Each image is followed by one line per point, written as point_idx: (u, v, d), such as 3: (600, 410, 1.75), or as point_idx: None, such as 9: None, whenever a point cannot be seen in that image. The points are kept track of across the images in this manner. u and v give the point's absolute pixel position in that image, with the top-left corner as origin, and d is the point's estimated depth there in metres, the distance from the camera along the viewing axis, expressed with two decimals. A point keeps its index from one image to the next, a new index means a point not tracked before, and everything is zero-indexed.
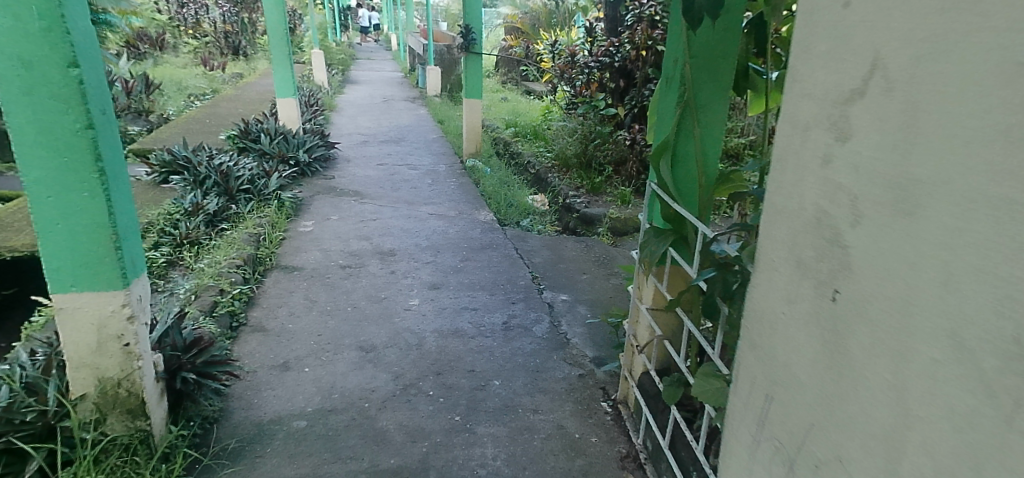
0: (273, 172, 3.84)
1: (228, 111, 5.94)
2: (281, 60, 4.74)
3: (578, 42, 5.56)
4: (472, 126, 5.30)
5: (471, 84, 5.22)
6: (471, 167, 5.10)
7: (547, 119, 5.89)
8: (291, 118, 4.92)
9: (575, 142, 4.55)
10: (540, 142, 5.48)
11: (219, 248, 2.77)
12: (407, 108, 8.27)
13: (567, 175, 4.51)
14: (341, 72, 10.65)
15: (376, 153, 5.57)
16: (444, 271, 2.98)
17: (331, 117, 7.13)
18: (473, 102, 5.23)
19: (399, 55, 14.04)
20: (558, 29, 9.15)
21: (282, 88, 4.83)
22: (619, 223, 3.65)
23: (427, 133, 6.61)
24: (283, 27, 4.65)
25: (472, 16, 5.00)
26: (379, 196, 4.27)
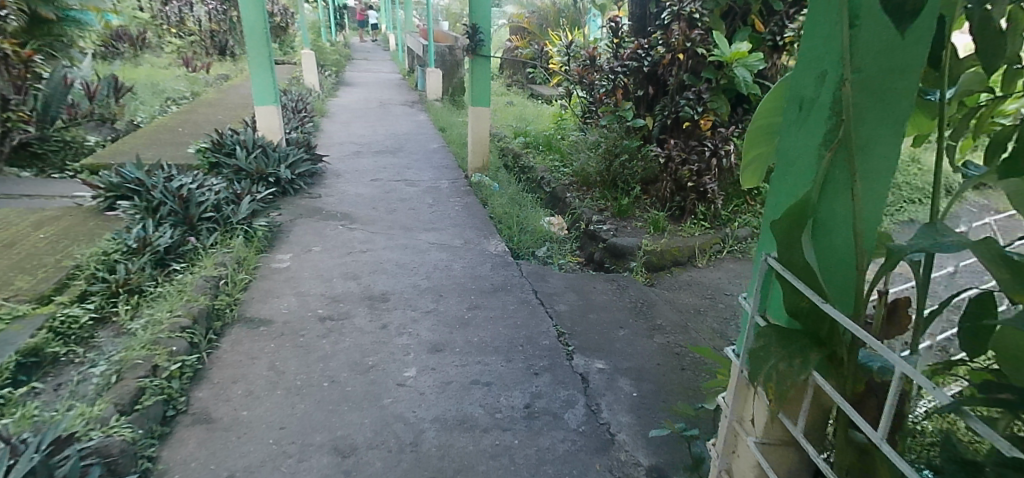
0: (245, 196, 3.29)
1: (204, 122, 5.39)
2: (261, 64, 4.22)
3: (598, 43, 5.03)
4: (478, 139, 4.75)
5: (478, 91, 4.65)
6: (479, 184, 4.56)
7: (561, 130, 5.39)
8: (271, 128, 4.44)
9: (597, 157, 4.05)
10: (555, 154, 4.95)
11: (164, 299, 2.22)
12: (405, 114, 7.71)
13: (589, 198, 3.99)
14: (334, 74, 10.11)
15: (370, 168, 5.01)
16: (447, 324, 2.40)
17: (321, 124, 6.61)
18: (481, 111, 4.68)
19: (398, 56, 13.52)
20: (567, 31, 8.61)
21: (260, 94, 4.31)
22: (655, 256, 3.13)
23: (428, 142, 6.05)
24: (263, 28, 4.13)
25: (479, 15, 4.43)
26: (371, 220, 3.70)
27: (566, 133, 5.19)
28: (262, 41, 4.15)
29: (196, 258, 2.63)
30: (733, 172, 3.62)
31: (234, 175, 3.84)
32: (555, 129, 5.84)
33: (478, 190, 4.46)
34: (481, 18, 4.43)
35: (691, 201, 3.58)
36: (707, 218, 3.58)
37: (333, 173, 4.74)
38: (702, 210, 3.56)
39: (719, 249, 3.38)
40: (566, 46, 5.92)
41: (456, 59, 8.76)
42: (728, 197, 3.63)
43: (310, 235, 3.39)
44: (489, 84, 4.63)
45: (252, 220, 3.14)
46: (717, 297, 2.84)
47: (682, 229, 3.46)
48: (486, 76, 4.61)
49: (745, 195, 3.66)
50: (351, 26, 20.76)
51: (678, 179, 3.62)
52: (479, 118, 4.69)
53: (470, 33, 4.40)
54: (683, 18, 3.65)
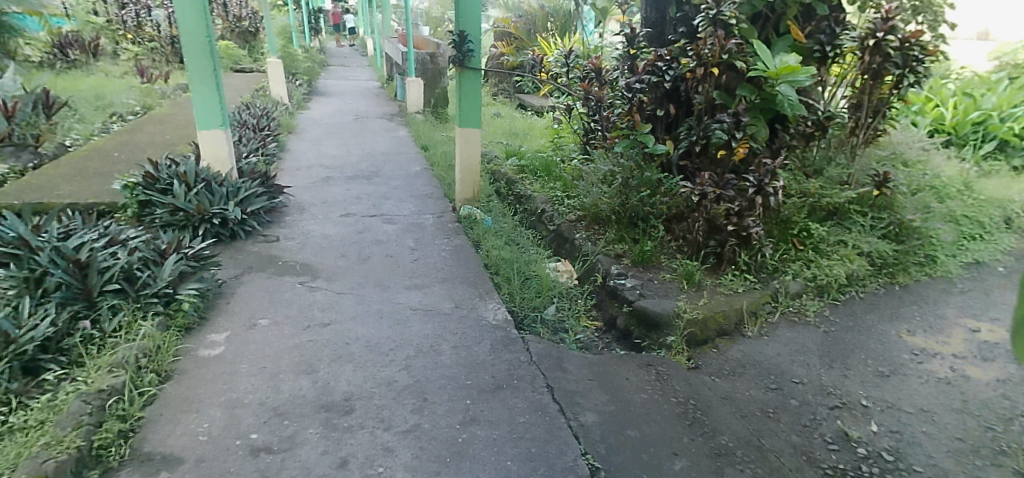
0: (173, 253, 2.58)
1: (147, 146, 4.66)
2: (204, 80, 3.54)
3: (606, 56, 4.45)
4: (466, 165, 4.10)
5: (467, 110, 3.95)
6: (470, 223, 3.92)
7: (564, 152, 4.81)
8: (219, 156, 3.72)
9: (610, 189, 3.44)
10: (557, 181, 4.32)
11: (13, 442, 1.54)
12: (383, 130, 7.02)
13: (602, 239, 3.36)
14: (306, 84, 9.39)
15: (341, 199, 4.34)
16: (433, 455, 1.72)
17: (289, 144, 5.94)
18: (472, 133, 4.02)
19: (376, 62, 12.85)
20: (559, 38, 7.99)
21: (204, 116, 3.61)
22: (697, 326, 2.52)
23: (408, 165, 5.39)
24: (205, 36, 3.47)
25: (467, 20, 3.75)
26: (339, 273, 3.03)
27: (572, 157, 4.57)
28: (204, 51, 3.49)
29: (84, 356, 1.94)
30: (779, 211, 2.99)
31: (169, 218, 3.26)
32: (554, 151, 5.19)
33: (469, 230, 3.83)
34: (469, 27, 3.77)
35: (729, 247, 2.93)
36: (749, 268, 2.94)
37: (296, 209, 4.04)
38: (743, 259, 2.93)
39: (768, 310, 2.77)
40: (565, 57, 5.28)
41: (439, 67, 8.01)
42: (773, 240, 2.99)
43: (258, 302, 2.69)
44: (480, 101, 3.95)
45: (179, 287, 2.43)
46: (786, 389, 2.21)
47: (721, 283, 2.83)
48: (476, 91, 3.92)
49: (791, 238, 3.02)
50: (326, 29, 19.98)
51: (712, 219, 2.97)
52: (468, 141, 4.03)
53: (455, 42, 3.73)
54: (720, 24, 2.95)
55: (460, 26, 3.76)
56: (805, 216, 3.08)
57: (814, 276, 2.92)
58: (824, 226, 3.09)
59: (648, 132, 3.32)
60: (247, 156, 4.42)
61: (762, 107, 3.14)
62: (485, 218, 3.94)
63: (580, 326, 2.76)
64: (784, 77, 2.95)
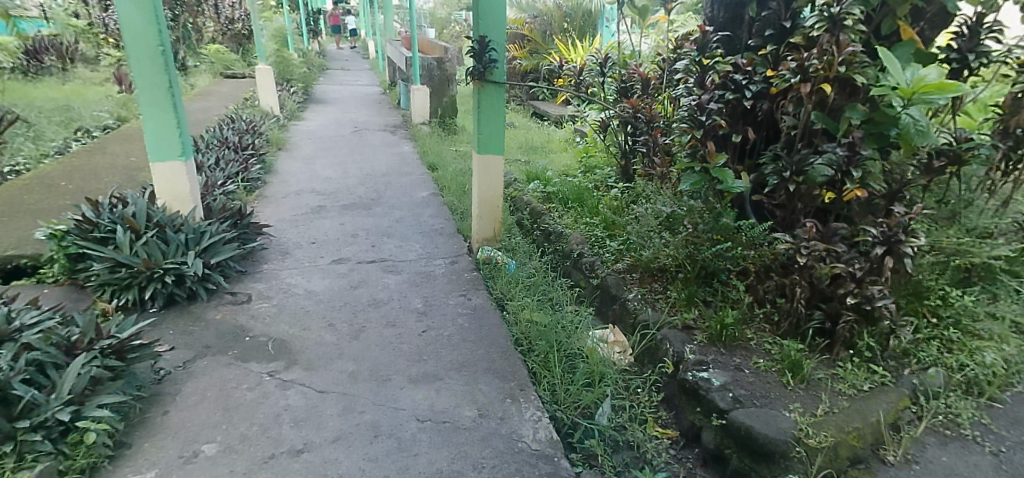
0: (84, 350, 1.84)
1: (105, 175, 3.98)
2: (157, 98, 2.85)
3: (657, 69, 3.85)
4: (485, 197, 3.37)
5: (486, 132, 3.22)
6: (491, 271, 3.21)
7: (602, 182, 4.20)
8: (177, 193, 3.00)
9: (674, 234, 2.73)
10: (596, 217, 3.61)
11: None
12: (385, 145, 6.33)
13: (663, 300, 2.63)
14: (302, 92, 8.72)
15: (333, 238, 3.67)
16: None
17: (279, 165, 5.28)
18: (495, 159, 3.30)
19: (378, 67, 12.16)
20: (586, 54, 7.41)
21: (158, 143, 2.90)
22: (830, 458, 1.75)
23: (413, 190, 4.74)
24: (157, 44, 2.78)
25: (488, 21, 2.98)
26: (323, 355, 2.30)
27: (614, 191, 3.86)
28: (156, 63, 2.80)
29: None
30: (910, 276, 2.24)
31: (106, 276, 2.58)
32: (585, 176, 4.48)
33: (490, 281, 3.12)
34: (487, 32, 3.00)
35: (844, 323, 2.17)
36: (873, 355, 2.18)
37: (277, 254, 3.32)
38: (865, 342, 2.17)
39: (908, 419, 1.99)
40: (596, 66, 4.65)
41: (447, 73, 7.33)
42: (903, 315, 2.23)
43: (207, 407, 1.94)
44: (503, 122, 3.22)
45: (84, 405, 1.70)
46: None
47: (839, 374, 2.08)
48: (497, 110, 3.19)
49: (923, 312, 2.27)
50: (326, 31, 19.42)
51: (817, 282, 2.24)
52: (487, 169, 3.31)
53: (472, 50, 3.00)
54: (840, 24, 2.26)
55: (476, 30, 3.01)
56: (940, 280, 2.36)
57: (961, 365, 2.14)
58: (966, 295, 2.34)
59: (731, 172, 2.56)
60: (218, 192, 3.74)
61: (876, 134, 2.43)
62: (509, 263, 3.26)
63: (650, 436, 2.03)
64: (918, 96, 2.21)
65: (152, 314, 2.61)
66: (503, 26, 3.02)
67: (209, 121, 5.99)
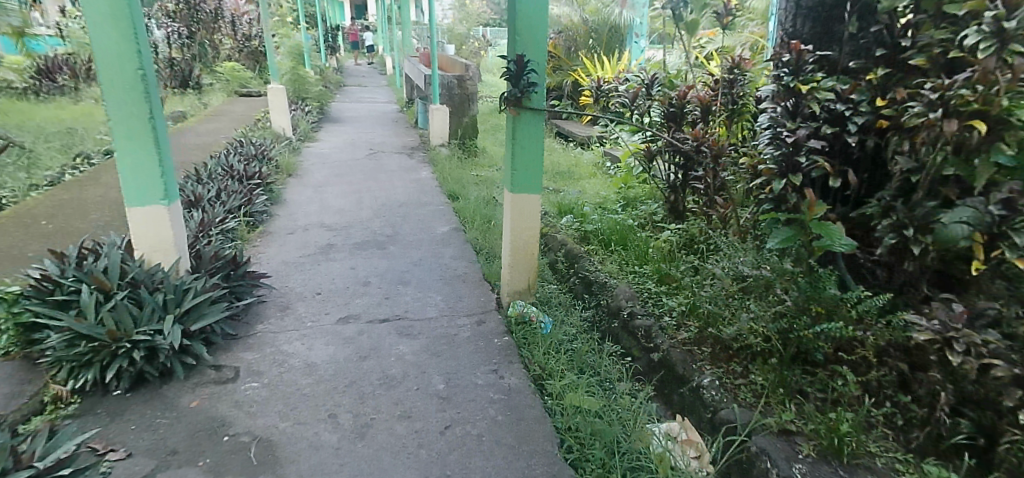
0: None
1: (93, 211, 3.56)
2: (134, 132, 2.40)
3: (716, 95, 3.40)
4: (517, 245, 2.87)
5: (522, 168, 2.73)
6: (525, 334, 2.71)
7: (647, 217, 3.70)
8: (158, 243, 2.53)
9: (759, 303, 2.20)
10: (645, 265, 3.10)
11: None
12: (403, 170, 5.89)
13: (746, 387, 2.12)
14: (317, 111, 8.38)
15: (343, 286, 3.21)
16: None
17: (288, 194, 4.88)
18: (531, 199, 2.81)
19: (396, 83, 11.81)
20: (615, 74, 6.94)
21: (137, 185, 2.44)
22: None
23: (432, 225, 4.28)
24: (136, 68, 2.34)
25: (525, 38, 2.51)
26: (319, 466, 1.82)
27: (664, 233, 3.35)
28: (134, 90, 2.35)
29: None
30: None
31: (61, 352, 2.11)
32: (626, 210, 3.96)
33: (525, 347, 2.62)
34: (525, 51, 2.54)
35: (1007, 447, 1.58)
36: None
37: (276, 310, 2.86)
38: None
39: None
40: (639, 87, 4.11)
41: (467, 92, 6.93)
42: None
43: None
44: (541, 156, 2.73)
45: None
46: None
47: None
48: (535, 142, 2.70)
49: None
50: (345, 47, 19.37)
51: (961, 379, 1.69)
52: (522, 211, 2.82)
53: (507, 71, 2.53)
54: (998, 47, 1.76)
55: (513, 48, 2.54)
56: None
57: None
58: None
59: (837, 228, 2.03)
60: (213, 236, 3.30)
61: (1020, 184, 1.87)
62: (545, 322, 2.79)
63: None
64: None
65: (120, 397, 2.15)
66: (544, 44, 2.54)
67: (217, 145, 5.61)
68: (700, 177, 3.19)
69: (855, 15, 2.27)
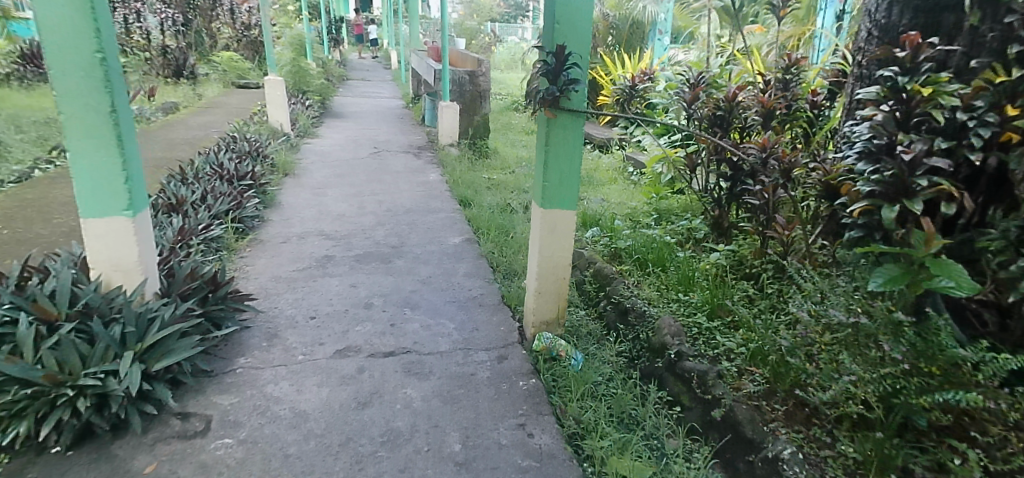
0: None
1: (59, 214, 3.15)
2: (91, 128, 1.97)
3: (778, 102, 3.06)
4: (544, 268, 2.46)
5: (554, 179, 2.33)
6: (555, 374, 2.31)
7: (688, 235, 3.29)
8: (120, 261, 2.12)
9: (856, 358, 1.73)
10: (690, 292, 2.68)
11: None
12: (409, 171, 5.49)
13: (836, 462, 1.69)
14: (318, 106, 7.97)
15: (341, 308, 2.79)
16: None
17: (282, 197, 4.47)
18: (564, 216, 2.40)
19: (401, 78, 11.41)
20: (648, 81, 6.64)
21: (93, 191, 2.02)
22: None
23: (442, 235, 3.87)
24: (95, 50, 1.92)
25: (566, 27, 2.12)
26: None
27: (709, 255, 2.93)
28: (92, 78, 1.93)
29: None
30: None
31: None
32: (660, 225, 3.55)
33: (555, 392, 2.21)
34: (565, 42, 2.14)
35: None
36: None
37: (261, 339, 2.44)
38: None
39: None
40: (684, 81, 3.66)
41: (479, 89, 6.49)
42: None
43: None
44: (578, 166, 2.33)
45: None
46: None
47: None
48: (571, 150, 2.30)
49: None
50: (348, 40, 18.99)
51: None
52: (553, 231, 2.41)
53: (543, 66, 2.13)
54: None
55: (551, 37, 2.15)
56: None
57: None
58: None
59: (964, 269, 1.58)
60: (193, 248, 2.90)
61: None
62: (576, 357, 2.39)
63: None
64: None
65: (59, 456, 1.74)
66: (587, 34, 2.15)
67: (209, 141, 5.21)
68: (754, 191, 2.80)
69: (973, 6, 1.85)
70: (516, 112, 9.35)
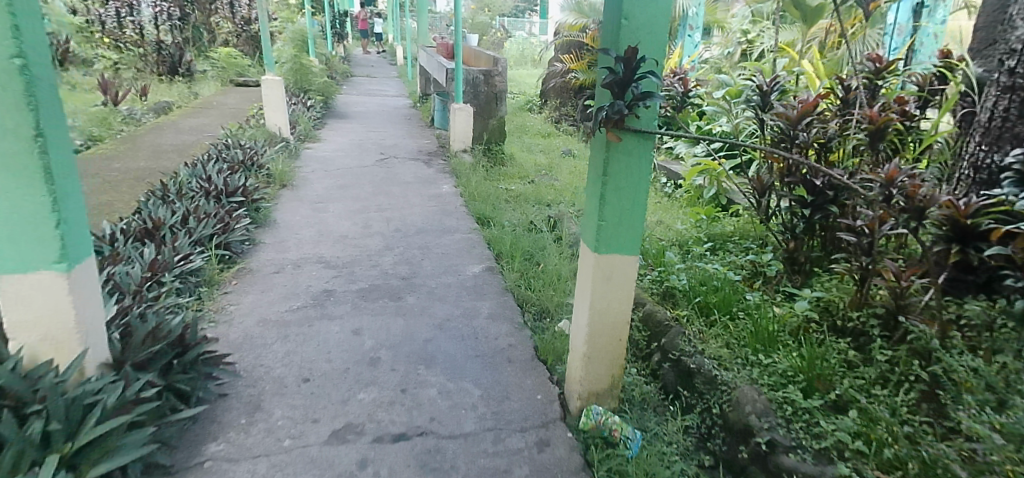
0: None
1: None
2: (7, 157, 1.46)
3: (869, 117, 2.62)
4: (596, 328, 1.96)
5: (614, 217, 1.85)
6: (612, 469, 1.79)
7: (754, 271, 2.86)
8: (48, 328, 1.59)
9: None
10: (772, 354, 2.20)
11: None
12: (420, 182, 5.00)
13: None
14: (321, 106, 7.50)
15: (341, 365, 2.28)
16: None
17: (280, 213, 4.00)
18: (624, 263, 1.91)
19: (408, 75, 10.91)
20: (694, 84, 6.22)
21: (13, 242, 1.51)
22: None
23: (458, 264, 3.38)
24: (12, 54, 1.41)
25: (637, 27, 1.64)
26: None
27: (789, 306, 2.49)
28: (8, 91, 1.42)
29: None
30: None
31: None
32: (717, 257, 3.07)
33: None
34: (636, 43, 1.66)
35: None
36: None
37: (239, 414, 1.93)
38: None
39: None
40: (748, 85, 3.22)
41: (494, 90, 5.99)
42: None
43: None
44: (644, 200, 1.85)
45: None
46: None
47: None
48: (636, 181, 1.82)
49: None
50: (353, 34, 18.57)
51: None
52: (609, 282, 1.92)
53: (608, 75, 1.65)
54: None
55: (616, 38, 1.66)
56: None
57: None
58: None
59: None
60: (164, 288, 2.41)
61: None
62: (632, 443, 1.88)
63: None
64: None
65: None
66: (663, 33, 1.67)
67: (199, 147, 4.72)
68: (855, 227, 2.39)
69: None
70: (530, 112, 8.84)
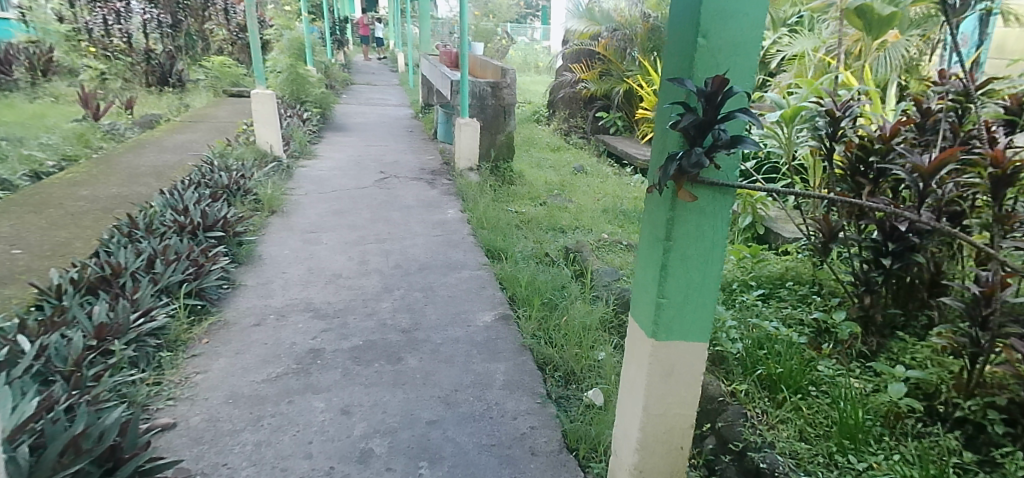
0: None
1: None
2: None
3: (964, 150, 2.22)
4: (651, 430, 1.54)
5: (677, 293, 1.43)
6: None
7: (820, 332, 2.43)
8: None
9: None
10: (865, 456, 1.75)
11: None
12: (423, 206, 4.57)
13: None
14: (318, 118, 7.11)
15: (325, 462, 1.84)
16: None
17: (267, 245, 3.59)
18: (690, 353, 1.49)
19: (409, 82, 10.47)
20: None
21: None
22: None
23: (467, 311, 2.94)
24: None
25: (717, 50, 1.25)
26: None
27: (875, 387, 2.07)
28: None
29: None
30: None
31: None
32: (771, 307, 2.65)
33: None
34: (714, 69, 1.27)
35: None
36: None
37: None
38: None
39: None
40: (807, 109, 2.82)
41: (502, 103, 5.55)
42: None
43: None
44: (716, 271, 1.44)
45: None
46: None
47: None
48: (706, 248, 1.40)
49: None
50: (354, 40, 18.27)
51: None
52: (671, 376, 1.49)
53: (680, 116, 1.23)
54: None
55: (689, 64, 1.27)
56: None
57: None
58: None
59: None
60: (109, 364, 1.98)
61: None
62: None
63: None
64: None
65: None
66: (751, 57, 1.28)
67: (181, 169, 4.29)
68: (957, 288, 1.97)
69: None
70: (538, 124, 8.39)
